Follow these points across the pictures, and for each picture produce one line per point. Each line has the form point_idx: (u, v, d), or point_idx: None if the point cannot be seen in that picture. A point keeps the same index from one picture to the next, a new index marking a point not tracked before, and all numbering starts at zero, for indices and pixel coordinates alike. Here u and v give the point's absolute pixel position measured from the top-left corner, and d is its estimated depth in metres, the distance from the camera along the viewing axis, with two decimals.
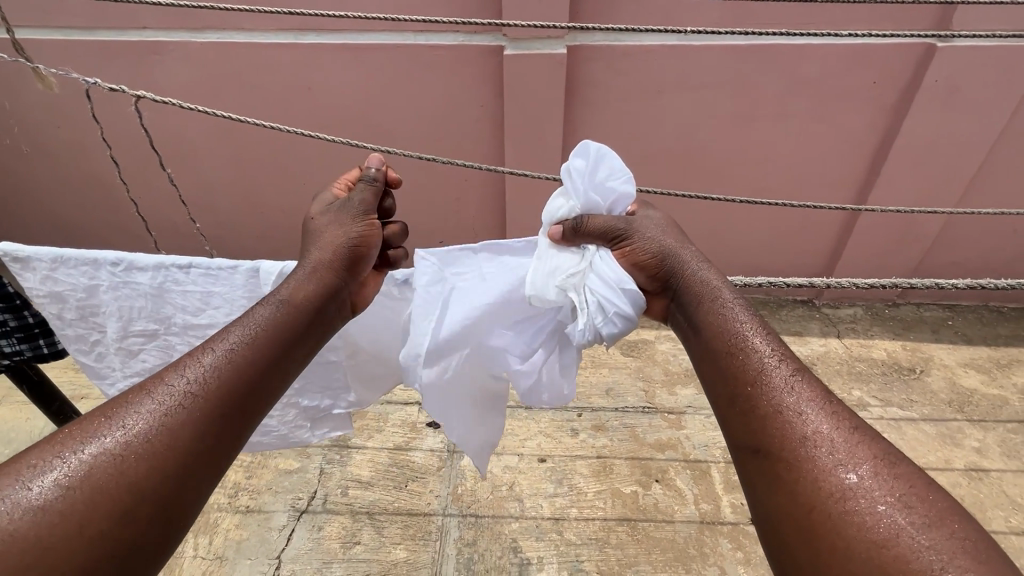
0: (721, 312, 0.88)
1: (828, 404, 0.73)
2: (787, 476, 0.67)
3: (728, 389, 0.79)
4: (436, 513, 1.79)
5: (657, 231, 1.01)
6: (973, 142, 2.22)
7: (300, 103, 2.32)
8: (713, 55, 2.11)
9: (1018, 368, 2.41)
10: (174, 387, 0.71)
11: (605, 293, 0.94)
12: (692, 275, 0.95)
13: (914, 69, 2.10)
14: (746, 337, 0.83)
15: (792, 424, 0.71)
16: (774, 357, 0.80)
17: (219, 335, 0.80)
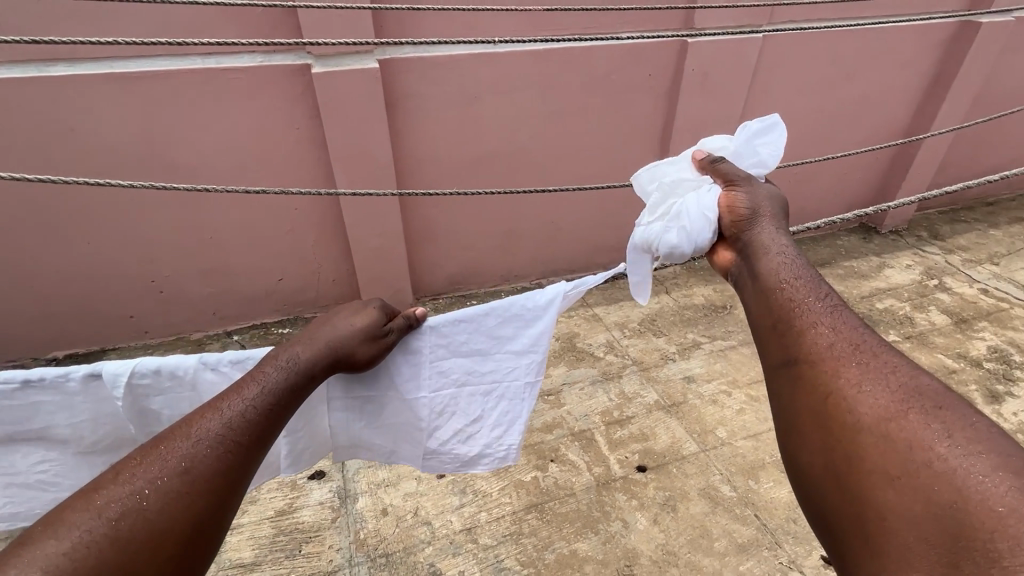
0: (768, 255, 0.97)
1: (860, 330, 0.84)
2: (811, 374, 0.80)
3: (767, 315, 0.90)
4: (341, 567, 1.65)
5: (766, 194, 1.08)
6: (728, 116, 2.75)
7: (63, 148, 1.92)
8: (517, 60, 2.27)
9: None
10: (207, 430, 0.78)
11: (692, 211, 1.04)
12: (759, 225, 1.02)
13: (675, 62, 2.53)
14: (786, 275, 0.93)
15: (820, 336, 0.83)
16: (815, 291, 0.90)
17: (250, 376, 0.88)
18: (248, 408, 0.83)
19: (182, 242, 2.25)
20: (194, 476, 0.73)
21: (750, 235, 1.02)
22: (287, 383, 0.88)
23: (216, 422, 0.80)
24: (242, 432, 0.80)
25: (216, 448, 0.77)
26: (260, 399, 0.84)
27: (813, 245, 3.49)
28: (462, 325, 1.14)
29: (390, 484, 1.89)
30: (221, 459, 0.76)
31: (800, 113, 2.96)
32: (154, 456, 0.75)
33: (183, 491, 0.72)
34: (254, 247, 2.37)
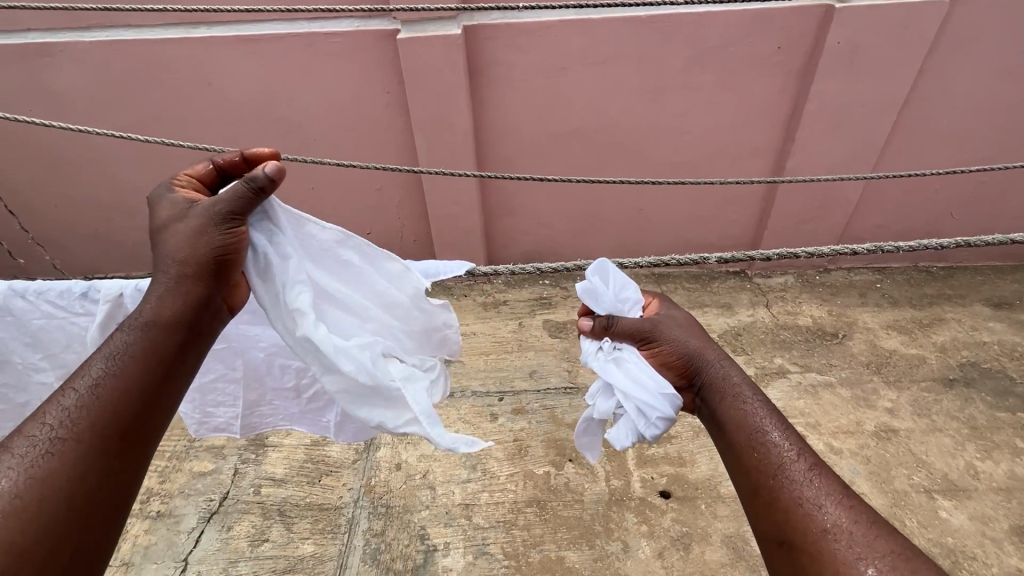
0: (740, 402, 0.98)
1: (853, 508, 0.81)
2: (810, 569, 0.77)
3: (747, 482, 0.90)
4: (346, 505, 1.80)
5: (680, 328, 1.10)
6: (882, 103, 2.21)
7: (201, 99, 2.26)
8: (613, 27, 2.07)
9: (939, 327, 2.43)
10: (41, 436, 0.73)
11: (644, 398, 1.01)
12: (719, 371, 1.04)
13: (816, 32, 2.09)
14: (764, 428, 0.93)
15: (814, 518, 0.81)
16: (793, 453, 0.89)
17: (81, 369, 0.81)
18: (63, 406, 0.76)
19: (286, 190, 2.53)
20: (33, 484, 0.69)
21: (711, 383, 1.03)
22: (130, 359, 0.81)
23: (39, 428, 0.74)
24: (62, 433, 0.74)
25: (36, 458, 0.71)
26: (94, 388, 0.78)
27: (992, 277, 2.73)
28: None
29: (411, 442, 1.99)
30: (65, 457, 0.72)
31: (996, 104, 2.27)
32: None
33: (36, 488, 0.69)
34: (344, 201, 2.57)
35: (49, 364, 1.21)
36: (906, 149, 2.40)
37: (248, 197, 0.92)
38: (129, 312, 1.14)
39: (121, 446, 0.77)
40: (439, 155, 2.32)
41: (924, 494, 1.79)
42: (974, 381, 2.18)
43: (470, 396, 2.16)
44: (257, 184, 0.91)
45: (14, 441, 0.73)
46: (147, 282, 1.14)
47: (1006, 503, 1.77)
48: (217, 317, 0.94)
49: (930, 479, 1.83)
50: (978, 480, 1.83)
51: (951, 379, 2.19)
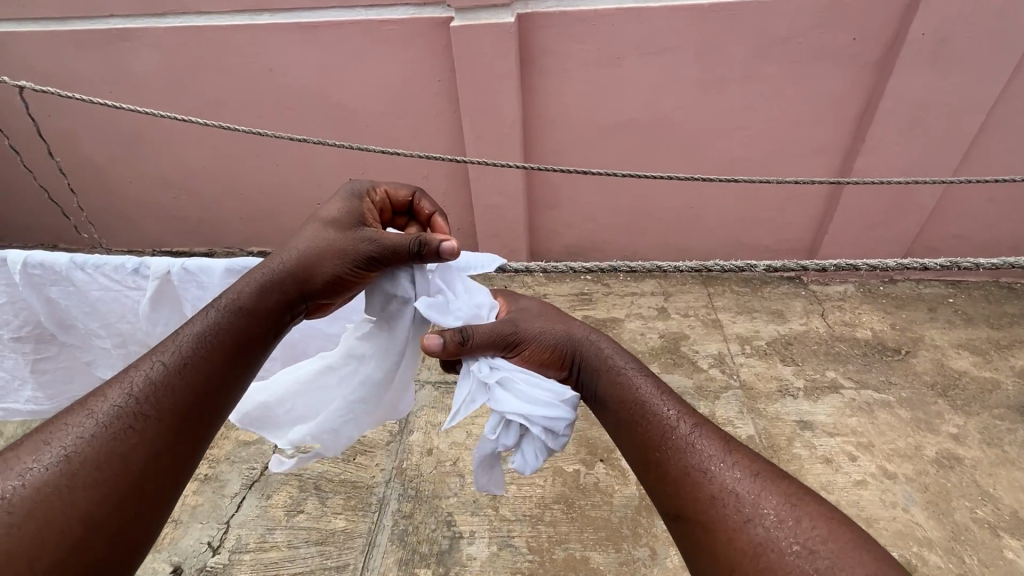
0: (620, 375, 0.99)
1: (739, 463, 0.81)
2: (704, 541, 0.74)
3: (642, 456, 0.88)
4: (378, 485, 1.84)
5: (537, 319, 1.09)
6: (970, 101, 2.02)
7: (262, 85, 2.35)
8: (673, 16, 1.98)
9: (1018, 350, 2.22)
10: (111, 403, 0.78)
11: (546, 416, 0.97)
12: (581, 345, 1.07)
13: (898, 22, 1.92)
14: (646, 395, 0.94)
15: (700, 484, 0.79)
16: (675, 416, 0.89)
17: (161, 345, 0.87)
18: (147, 378, 0.81)
19: (337, 174, 2.59)
20: (103, 449, 0.73)
21: (587, 360, 1.05)
22: (207, 341, 0.88)
23: (115, 395, 0.79)
24: (146, 406, 0.79)
25: (122, 424, 0.76)
26: (171, 362, 0.84)
27: None
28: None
29: (443, 428, 2.01)
30: (140, 430, 0.76)
31: None
32: (38, 442, 0.72)
33: (111, 455, 0.73)
34: None
35: (108, 332, 1.31)
36: (995, 153, 2.18)
37: (404, 252, 0.99)
38: (177, 287, 1.23)
39: (198, 429, 0.83)
40: (486, 145, 2.31)
41: (987, 529, 1.65)
42: None
43: None
44: (423, 250, 0.98)
45: (87, 405, 0.77)
46: (193, 261, 1.20)
47: None
48: (293, 310, 1.03)
49: (997, 514, 1.68)
50: None
51: None
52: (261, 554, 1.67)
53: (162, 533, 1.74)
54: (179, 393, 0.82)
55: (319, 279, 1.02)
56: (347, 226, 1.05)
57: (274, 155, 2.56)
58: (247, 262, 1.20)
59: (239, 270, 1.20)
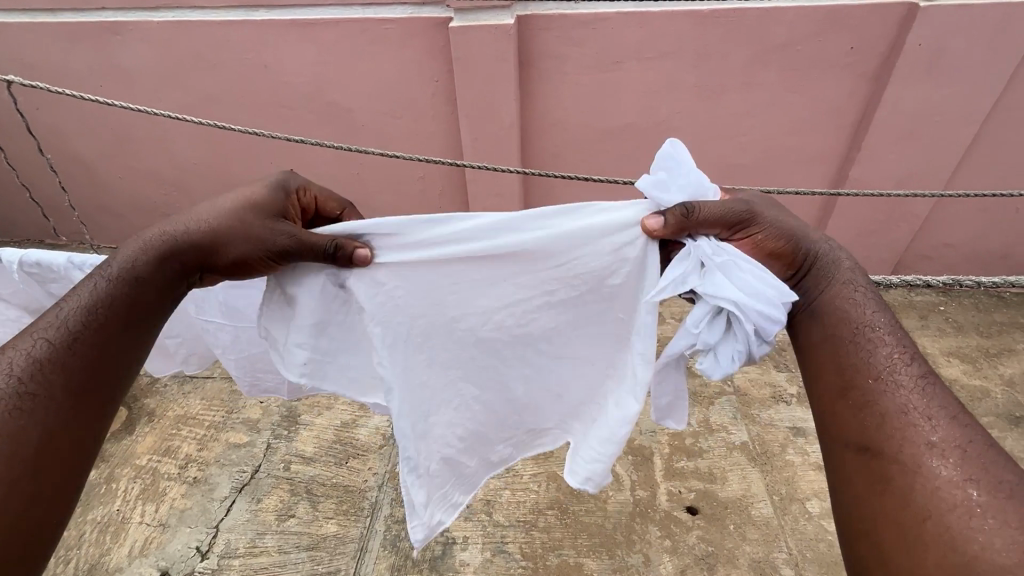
0: (849, 304, 0.96)
1: (966, 427, 0.80)
2: (881, 445, 0.82)
3: (838, 382, 0.91)
4: (371, 489, 1.83)
5: (773, 210, 1.01)
6: (964, 112, 2.04)
7: (257, 82, 2.31)
8: (672, 22, 1.98)
9: (1008, 359, 2.25)
10: (0, 381, 0.83)
11: (766, 311, 0.89)
12: (824, 259, 1.00)
13: (895, 33, 1.94)
14: (873, 329, 0.93)
15: (906, 418, 0.82)
16: (902, 359, 0.88)
17: (38, 322, 0.91)
18: (30, 354, 0.87)
19: (332, 173, 2.56)
20: (4, 423, 0.80)
21: (819, 276, 0.99)
22: (93, 315, 0.92)
23: (1, 374, 0.84)
24: (37, 381, 0.85)
25: (11, 399, 0.82)
26: (55, 338, 0.89)
27: None
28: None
29: None
30: (37, 404, 0.83)
31: None
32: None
33: (13, 431, 0.80)
34: (387, 188, 2.59)
35: None
36: (987, 164, 2.21)
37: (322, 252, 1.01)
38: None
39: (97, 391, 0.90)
40: (484, 148, 2.30)
41: None
42: None
43: None
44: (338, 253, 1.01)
45: None
46: None
47: None
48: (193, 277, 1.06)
49: None
50: None
51: (1017, 417, 2.01)
52: (251, 559, 1.65)
53: (150, 538, 1.71)
54: (74, 359, 0.89)
55: (242, 254, 1.03)
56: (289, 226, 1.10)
57: (268, 153, 2.52)
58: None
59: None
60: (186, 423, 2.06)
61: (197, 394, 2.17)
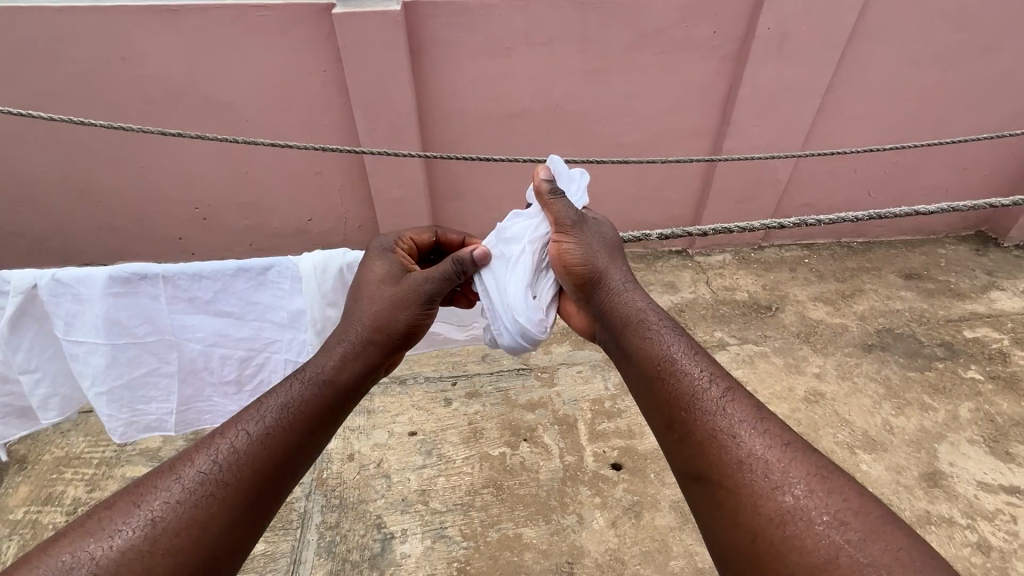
0: (650, 334, 0.98)
1: (768, 432, 0.79)
2: (716, 476, 0.77)
3: (661, 411, 0.88)
4: (298, 499, 1.75)
5: (596, 240, 1.11)
6: (808, 88, 2.34)
7: (115, 76, 2.07)
8: (555, 8, 2.06)
9: (859, 298, 2.63)
10: (194, 471, 0.76)
11: (499, 311, 1.04)
12: (620, 294, 1.06)
13: (749, 17, 2.17)
14: (677, 358, 0.93)
15: (728, 447, 0.78)
16: (705, 378, 0.88)
17: (248, 412, 0.86)
18: (236, 450, 0.80)
19: (217, 175, 2.37)
20: (182, 520, 0.70)
21: (615, 306, 1.05)
22: (291, 408, 0.87)
23: (201, 463, 0.77)
24: (229, 475, 0.77)
25: (198, 495, 0.73)
26: (256, 434, 0.82)
27: (903, 251, 2.98)
28: (205, 283, 1.06)
29: (363, 432, 1.95)
30: (214, 504, 0.73)
31: (908, 89, 2.46)
32: (130, 504, 0.71)
33: (184, 529, 0.70)
34: (282, 187, 2.45)
35: None
36: (830, 132, 2.56)
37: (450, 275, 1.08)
38: (45, 304, 1.00)
39: (272, 501, 0.80)
40: (382, 138, 2.24)
41: (848, 449, 1.95)
42: (890, 345, 2.37)
43: (422, 383, 2.14)
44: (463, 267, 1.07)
45: (170, 473, 0.76)
46: (68, 271, 1.00)
47: (916, 453, 1.94)
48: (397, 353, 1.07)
49: (852, 436, 1.99)
50: (893, 434, 2.00)
51: (869, 344, 2.38)
52: None
53: None
54: (282, 449, 0.83)
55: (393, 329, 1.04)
56: (392, 280, 1.08)
57: (137, 156, 2.27)
58: (136, 268, 1.03)
59: (127, 276, 1.02)
60: (70, 465, 1.83)
61: (80, 430, 1.93)
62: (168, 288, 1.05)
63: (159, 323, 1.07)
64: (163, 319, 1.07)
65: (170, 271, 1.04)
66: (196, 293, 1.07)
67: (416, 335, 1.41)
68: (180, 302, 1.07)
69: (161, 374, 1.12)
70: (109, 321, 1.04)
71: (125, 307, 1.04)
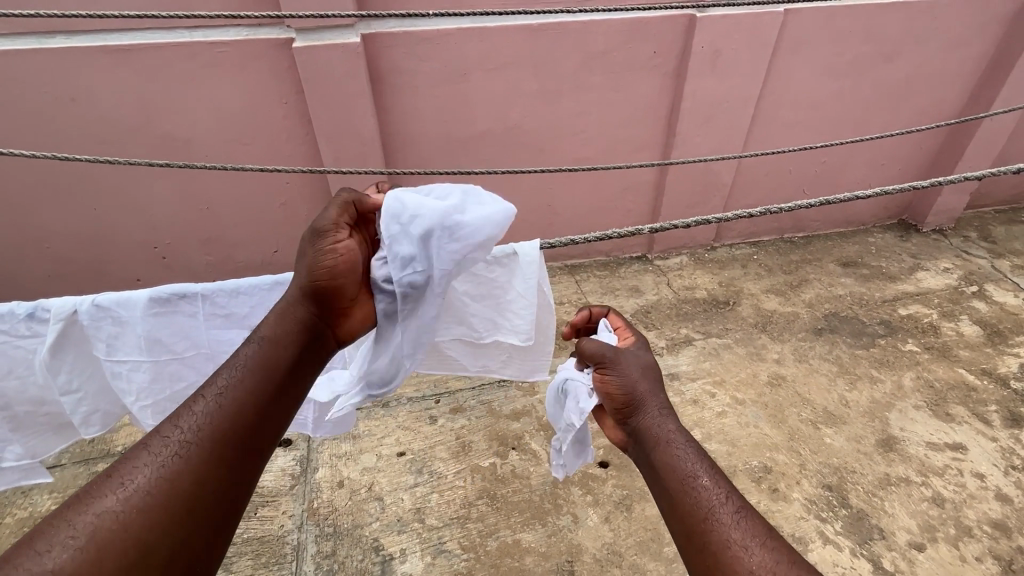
0: (677, 451, 0.98)
1: (775, 548, 0.84)
2: None
3: (681, 525, 0.91)
4: (290, 532, 1.72)
5: (637, 367, 1.10)
6: (742, 99, 2.56)
7: (66, 118, 2.03)
8: (507, 35, 2.19)
9: (806, 287, 2.85)
10: (166, 438, 0.85)
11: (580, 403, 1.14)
12: (649, 407, 1.06)
13: (683, 38, 2.37)
14: (692, 475, 0.94)
15: (740, 562, 0.83)
16: (720, 495, 0.92)
17: (212, 379, 0.93)
18: (201, 414, 0.87)
19: (178, 212, 2.32)
20: (157, 485, 0.79)
21: (646, 420, 1.05)
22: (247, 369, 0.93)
23: (172, 429, 0.86)
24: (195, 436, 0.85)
25: (170, 458, 0.82)
26: (217, 397, 0.90)
27: (838, 242, 3.26)
28: (242, 298, 1.08)
29: (351, 457, 1.94)
30: (182, 466, 0.82)
31: (827, 96, 2.73)
32: (115, 471, 0.81)
33: (160, 490, 0.79)
34: (246, 220, 2.42)
35: None
36: (764, 138, 2.79)
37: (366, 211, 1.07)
38: (86, 327, 1.03)
39: (244, 456, 0.87)
40: (346, 165, 2.28)
41: (812, 425, 2.10)
42: (837, 328, 2.58)
43: (407, 403, 2.15)
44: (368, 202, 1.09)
45: (148, 443, 0.85)
46: (107, 295, 1.03)
47: (872, 423, 2.12)
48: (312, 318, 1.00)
49: (815, 412, 2.15)
50: (850, 407, 2.18)
51: (819, 328, 2.57)
52: None
53: None
54: (245, 409, 0.90)
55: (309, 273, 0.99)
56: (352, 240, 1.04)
57: (92, 198, 2.21)
58: (175, 288, 1.05)
59: (167, 297, 1.04)
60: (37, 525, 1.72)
61: (44, 488, 1.83)
62: (205, 305, 1.07)
63: (197, 340, 1.10)
64: (201, 336, 1.10)
65: (207, 289, 1.06)
66: (232, 310, 1.09)
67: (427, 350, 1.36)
68: (217, 320, 1.09)
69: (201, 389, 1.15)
70: (149, 341, 1.07)
71: (165, 327, 1.07)
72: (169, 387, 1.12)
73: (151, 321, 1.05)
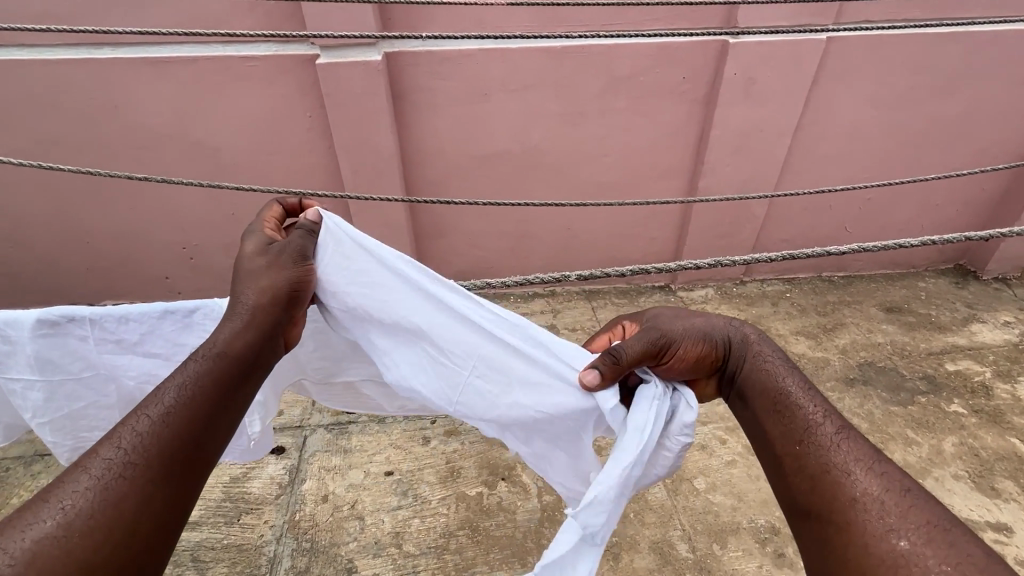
0: (769, 377, 0.95)
1: (886, 474, 0.77)
2: (826, 513, 0.76)
3: (773, 448, 0.87)
4: (268, 543, 1.71)
5: (681, 318, 1.03)
6: (778, 129, 2.43)
7: (108, 123, 2.16)
8: (530, 57, 2.17)
9: (841, 331, 2.65)
10: (99, 462, 0.74)
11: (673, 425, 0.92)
12: (734, 342, 1.02)
13: (715, 64, 2.28)
14: (792, 393, 0.91)
15: (842, 484, 0.78)
16: (820, 416, 0.87)
17: (153, 396, 0.82)
18: (142, 433, 0.77)
19: (204, 216, 2.42)
20: (91, 513, 0.69)
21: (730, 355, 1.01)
22: (196, 386, 0.84)
23: (108, 452, 0.75)
24: (136, 458, 0.75)
25: (109, 483, 0.72)
26: (160, 415, 0.79)
27: (883, 284, 3.02)
28: (133, 324, 1.09)
29: (338, 471, 1.93)
30: (123, 490, 0.71)
31: (874, 129, 2.55)
32: (35, 501, 0.69)
33: (96, 518, 0.68)
34: None
35: None
36: (803, 170, 2.63)
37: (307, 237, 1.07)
38: None
39: (192, 478, 0.78)
40: (363, 179, 2.31)
41: None
42: (871, 379, 2.37)
43: (402, 421, 2.13)
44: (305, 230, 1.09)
45: (75, 469, 0.73)
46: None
47: None
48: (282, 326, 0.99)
49: None
50: None
51: (852, 378, 2.37)
52: None
53: None
54: (194, 428, 0.81)
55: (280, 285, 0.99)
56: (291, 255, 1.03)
57: (127, 198, 2.33)
58: (64, 311, 1.07)
59: (54, 320, 1.06)
60: None
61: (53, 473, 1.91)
62: (93, 329, 1.08)
63: (88, 362, 1.11)
64: (92, 358, 1.11)
65: (96, 315, 1.08)
66: (121, 335, 1.10)
67: (342, 388, 1.33)
68: (105, 343, 1.10)
69: (98, 409, 1.16)
70: (39, 360, 1.08)
71: (53, 349, 1.08)
72: (62, 407, 1.14)
73: (38, 341, 1.07)
